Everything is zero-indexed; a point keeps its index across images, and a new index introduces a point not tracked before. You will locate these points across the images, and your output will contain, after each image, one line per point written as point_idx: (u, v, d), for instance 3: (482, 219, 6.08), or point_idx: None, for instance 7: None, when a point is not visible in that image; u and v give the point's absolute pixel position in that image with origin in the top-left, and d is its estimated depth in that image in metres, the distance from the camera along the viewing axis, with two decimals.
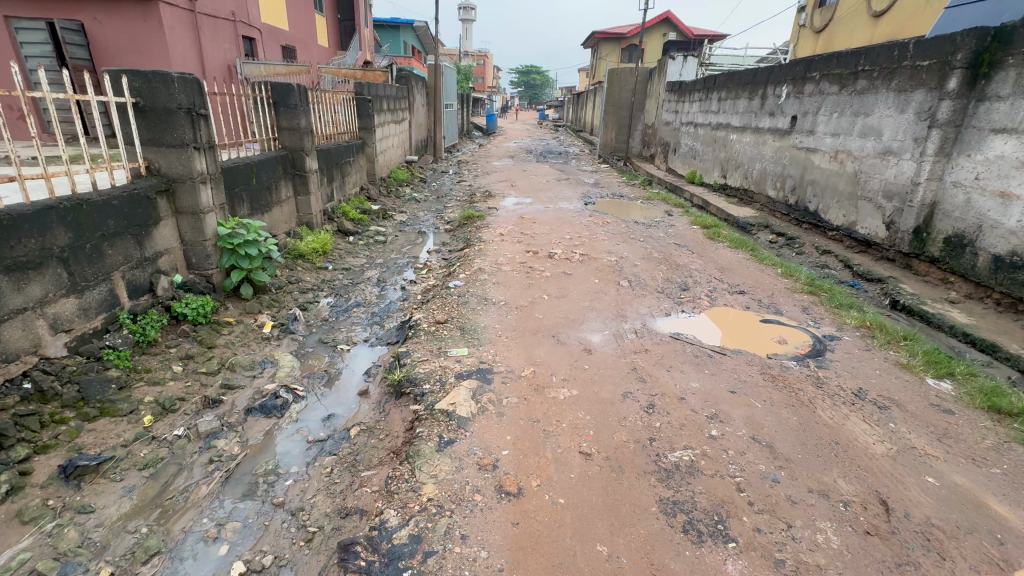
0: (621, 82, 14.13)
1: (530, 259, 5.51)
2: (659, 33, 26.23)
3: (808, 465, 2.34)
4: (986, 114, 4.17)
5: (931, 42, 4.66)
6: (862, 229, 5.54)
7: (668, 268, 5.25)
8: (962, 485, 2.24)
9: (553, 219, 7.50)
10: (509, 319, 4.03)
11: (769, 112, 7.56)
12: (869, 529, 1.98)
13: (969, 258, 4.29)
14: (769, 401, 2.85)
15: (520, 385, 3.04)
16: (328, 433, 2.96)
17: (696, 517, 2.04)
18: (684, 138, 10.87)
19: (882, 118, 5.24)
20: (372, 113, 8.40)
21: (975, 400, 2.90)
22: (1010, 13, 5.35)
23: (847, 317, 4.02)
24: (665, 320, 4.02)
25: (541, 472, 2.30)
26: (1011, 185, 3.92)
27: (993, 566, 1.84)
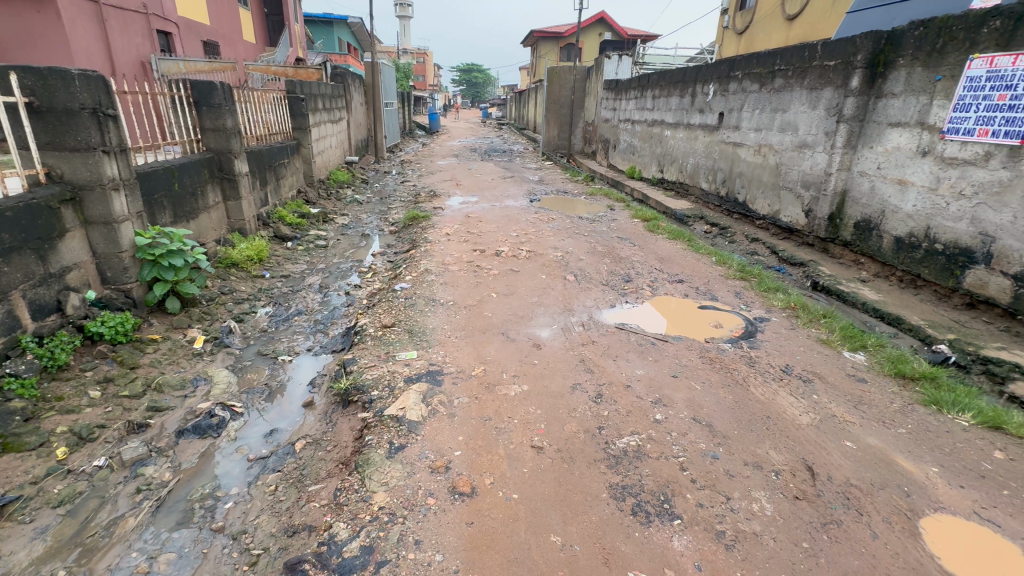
0: (561, 80, 14.36)
1: (477, 257, 5.50)
2: (595, 32, 26.98)
3: (743, 440, 2.49)
4: (884, 110, 4.60)
5: (835, 43, 5.08)
6: (785, 217, 5.96)
7: (612, 261, 5.41)
8: (876, 446, 2.47)
9: (499, 217, 7.54)
10: (458, 319, 4.00)
11: (699, 109, 7.96)
12: (798, 494, 2.14)
13: (875, 241, 4.73)
14: (707, 382, 3.02)
15: (471, 385, 3.03)
16: (270, 449, 2.82)
17: (644, 499, 2.13)
18: (623, 134, 11.23)
19: (797, 114, 5.66)
20: (306, 112, 8.05)
21: (884, 368, 3.21)
22: (901, 19, 5.97)
23: (775, 300, 4.32)
24: (611, 312, 4.15)
25: (494, 469, 2.31)
26: (907, 173, 4.36)
27: (902, 517, 2.04)
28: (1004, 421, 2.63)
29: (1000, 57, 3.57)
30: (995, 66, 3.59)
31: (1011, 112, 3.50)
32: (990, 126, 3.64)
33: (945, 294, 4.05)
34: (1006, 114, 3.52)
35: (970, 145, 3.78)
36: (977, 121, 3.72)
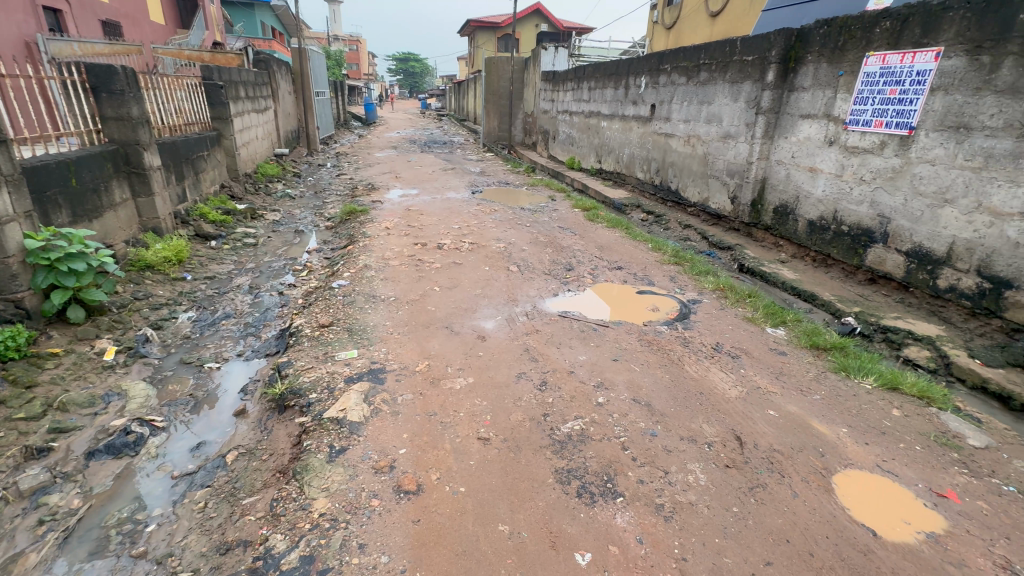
0: (498, 71, 14.37)
1: (418, 251, 5.39)
2: (532, 24, 27.09)
3: (679, 416, 2.62)
4: (796, 102, 4.96)
5: (753, 40, 5.41)
6: (714, 205, 6.31)
7: (554, 251, 5.49)
8: (795, 413, 2.69)
9: (441, 209, 7.42)
10: (400, 315, 3.91)
11: (632, 101, 8.21)
12: (728, 463, 2.29)
13: (792, 224, 5.12)
14: (645, 363, 3.16)
15: (415, 381, 2.97)
16: (198, 464, 2.61)
17: (588, 480, 2.18)
18: (562, 126, 11.38)
19: (721, 106, 5.98)
20: (226, 101, 7.47)
21: (801, 341, 3.49)
22: (808, 18, 6.42)
23: (705, 282, 4.56)
24: (554, 300, 4.21)
25: (440, 464, 2.28)
26: (816, 161, 4.74)
27: (818, 476, 2.23)
28: (900, 381, 2.96)
29: (891, 55, 3.94)
30: (887, 63, 3.96)
31: (901, 105, 3.88)
32: (884, 118, 4.02)
33: (851, 271, 4.46)
34: (896, 106, 3.91)
35: (868, 135, 4.16)
36: (874, 114, 4.10)
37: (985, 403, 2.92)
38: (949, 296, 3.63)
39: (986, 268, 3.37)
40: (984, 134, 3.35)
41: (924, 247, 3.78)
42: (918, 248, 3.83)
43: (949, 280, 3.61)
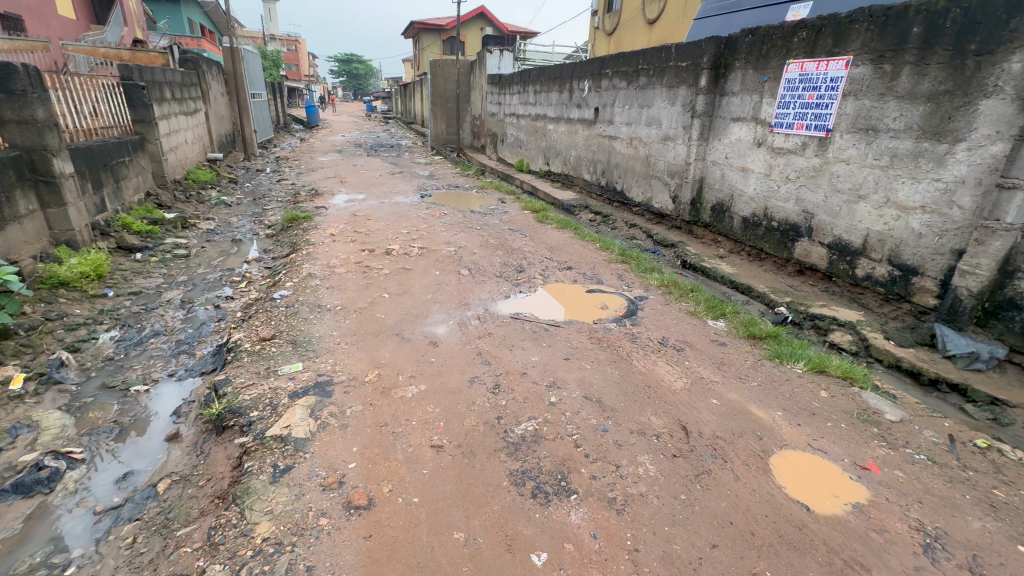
0: (444, 74, 14.15)
1: (366, 257, 5.24)
2: (476, 27, 27.13)
3: (629, 410, 2.70)
4: (727, 106, 5.24)
5: (686, 47, 5.68)
6: (657, 204, 6.56)
7: (505, 253, 5.51)
8: (735, 400, 2.83)
9: (389, 214, 7.26)
10: (347, 324, 3.78)
11: (577, 104, 8.39)
12: (676, 453, 2.37)
13: (728, 221, 5.41)
14: (596, 361, 3.23)
15: (365, 392, 2.88)
16: (125, 496, 2.40)
17: (543, 480, 2.20)
18: (509, 129, 11.46)
19: (660, 110, 6.24)
20: (149, 102, 6.95)
21: (739, 331, 3.69)
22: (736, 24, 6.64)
23: (651, 279, 4.73)
24: (506, 302, 4.22)
25: (392, 476, 2.22)
26: (747, 162, 5.03)
27: (757, 459, 2.36)
28: (826, 364, 3.19)
29: (808, 62, 4.26)
30: (805, 71, 4.28)
31: (818, 109, 4.20)
32: (804, 121, 4.34)
33: (782, 264, 4.77)
34: (815, 110, 4.23)
35: (792, 137, 4.47)
36: (795, 117, 4.41)
37: (899, 380, 3.20)
38: (866, 284, 3.95)
39: (896, 257, 3.70)
40: (889, 135, 3.67)
41: (843, 239, 4.10)
42: (839, 241, 4.15)
43: (865, 269, 3.94)
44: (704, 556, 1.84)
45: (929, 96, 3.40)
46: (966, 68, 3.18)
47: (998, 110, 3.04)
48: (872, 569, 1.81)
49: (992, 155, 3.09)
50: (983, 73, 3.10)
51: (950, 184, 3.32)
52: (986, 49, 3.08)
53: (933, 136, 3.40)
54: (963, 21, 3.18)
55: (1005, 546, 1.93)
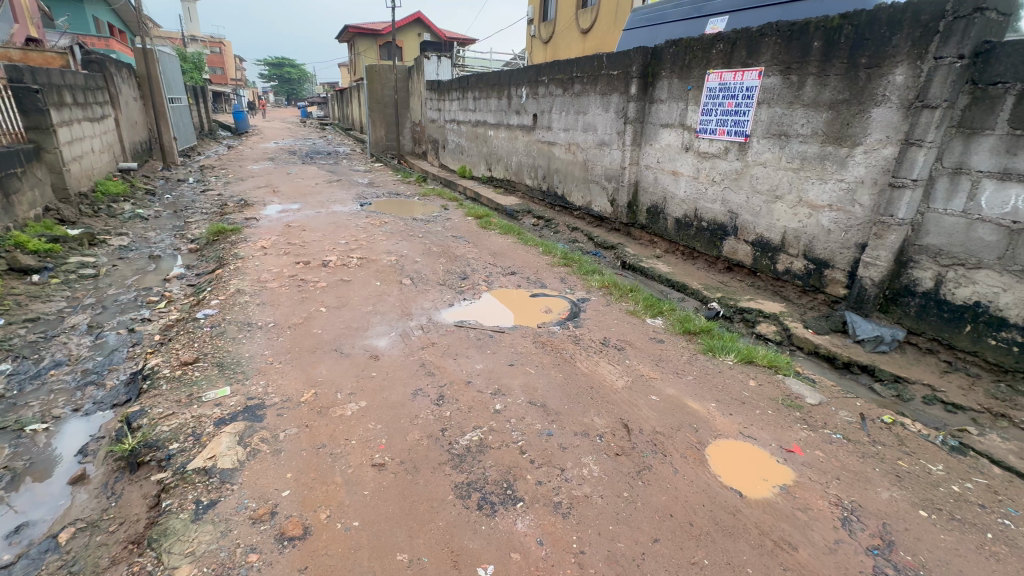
0: (381, 79, 13.86)
1: (300, 270, 4.99)
2: (414, 33, 26.86)
3: (572, 413, 2.73)
4: (656, 113, 5.49)
5: (616, 56, 5.90)
6: (596, 207, 6.75)
7: (447, 260, 5.44)
8: (673, 395, 2.94)
9: (326, 224, 6.98)
10: (280, 342, 3.58)
11: (515, 111, 8.48)
12: (618, 451, 2.42)
13: (662, 223, 5.65)
14: (541, 365, 3.24)
15: (300, 413, 2.73)
16: (16, 553, 2.10)
17: (488, 490, 2.17)
18: (450, 135, 11.40)
19: (595, 116, 6.43)
20: (45, 107, 6.28)
21: (676, 328, 3.85)
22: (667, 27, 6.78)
23: (592, 281, 4.84)
24: (449, 310, 4.16)
25: (330, 501, 2.11)
26: (677, 166, 5.29)
27: (694, 451, 2.46)
28: (754, 355, 3.40)
29: (726, 73, 4.54)
30: (724, 80, 4.56)
31: (737, 116, 4.50)
32: (725, 127, 4.62)
33: (712, 262, 5.04)
34: (734, 117, 4.52)
35: (715, 142, 4.75)
36: (717, 123, 4.69)
37: (818, 365, 3.46)
38: (786, 278, 4.26)
39: (810, 252, 4.02)
40: (798, 140, 3.98)
41: (764, 237, 4.40)
42: (760, 239, 4.44)
43: (785, 264, 4.24)
44: (646, 551, 1.88)
45: (830, 104, 3.72)
46: (859, 79, 3.51)
47: (887, 117, 3.37)
48: (798, 546, 1.93)
49: (885, 157, 3.42)
50: (873, 83, 3.43)
51: (852, 184, 3.64)
52: (874, 62, 3.41)
53: (835, 140, 3.73)
54: (854, 37, 3.51)
55: (909, 512, 2.13)
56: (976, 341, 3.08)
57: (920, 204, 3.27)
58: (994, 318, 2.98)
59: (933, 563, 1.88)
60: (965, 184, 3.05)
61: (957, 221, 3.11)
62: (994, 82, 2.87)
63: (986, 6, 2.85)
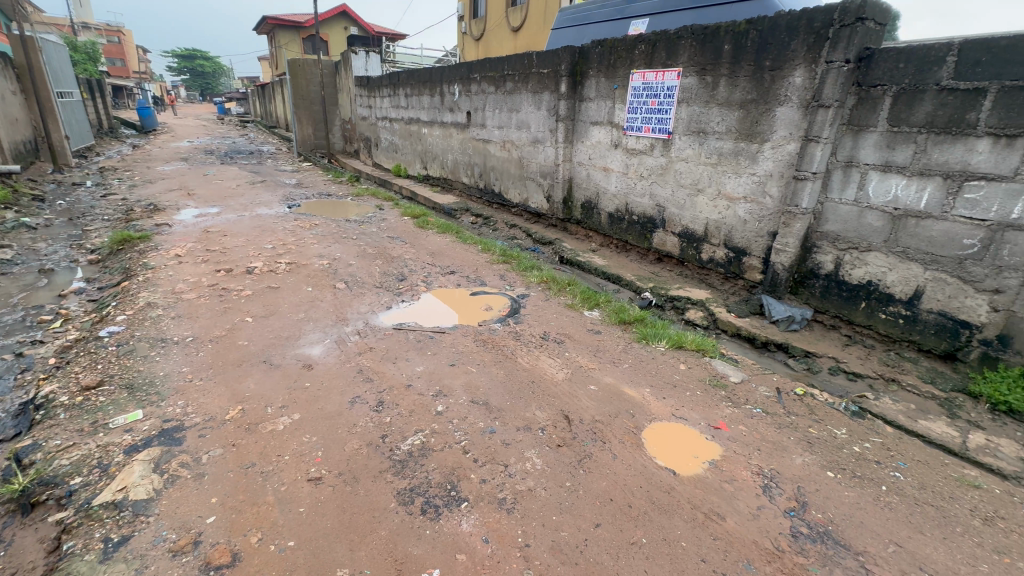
0: (306, 74, 12.89)
1: (221, 279, 4.64)
2: (340, 26, 25.80)
3: (514, 408, 2.75)
4: (586, 111, 5.64)
5: (545, 55, 5.99)
6: (533, 204, 6.84)
7: (384, 262, 5.29)
8: (611, 383, 3.06)
9: (249, 228, 6.54)
10: (201, 357, 3.31)
11: (449, 108, 8.38)
12: (560, 443, 2.48)
13: (596, 217, 5.83)
14: (482, 363, 3.24)
15: (226, 431, 2.55)
16: None
17: (432, 494, 2.14)
18: (383, 132, 11.06)
19: (528, 114, 6.51)
20: None
21: (612, 319, 3.99)
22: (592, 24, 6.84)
23: (531, 277, 4.90)
24: (387, 314, 4.04)
25: (262, 522, 1.98)
26: (607, 162, 5.47)
27: (632, 436, 2.56)
28: (683, 340, 3.59)
29: (648, 73, 4.74)
30: (647, 80, 4.77)
31: (660, 114, 4.72)
32: (650, 125, 4.84)
33: (644, 254, 5.27)
34: (658, 115, 4.74)
35: (642, 139, 4.96)
36: (643, 121, 4.91)
37: (741, 346, 3.73)
38: (710, 266, 4.54)
39: (730, 241, 4.31)
40: (715, 137, 4.25)
41: (689, 229, 4.67)
42: (686, 230, 4.71)
43: (708, 253, 4.52)
44: (588, 537, 1.94)
45: (741, 104, 4.00)
46: (764, 80, 3.81)
47: (790, 116, 3.68)
48: (726, 516, 2.07)
49: (789, 152, 3.73)
50: (776, 85, 3.73)
51: (763, 177, 3.94)
52: (776, 65, 3.71)
53: (746, 137, 4.01)
54: (759, 41, 3.79)
55: (819, 474, 2.35)
56: (870, 316, 3.45)
57: (820, 194, 3.61)
58: (883, 295, 3.36)
59: (839, 518, 2.09)
60: (855, 176, 3.40)
61: (851, 210, 3.46)
62: (875, 84, 3.21)
63: (865, 16, 3.18)
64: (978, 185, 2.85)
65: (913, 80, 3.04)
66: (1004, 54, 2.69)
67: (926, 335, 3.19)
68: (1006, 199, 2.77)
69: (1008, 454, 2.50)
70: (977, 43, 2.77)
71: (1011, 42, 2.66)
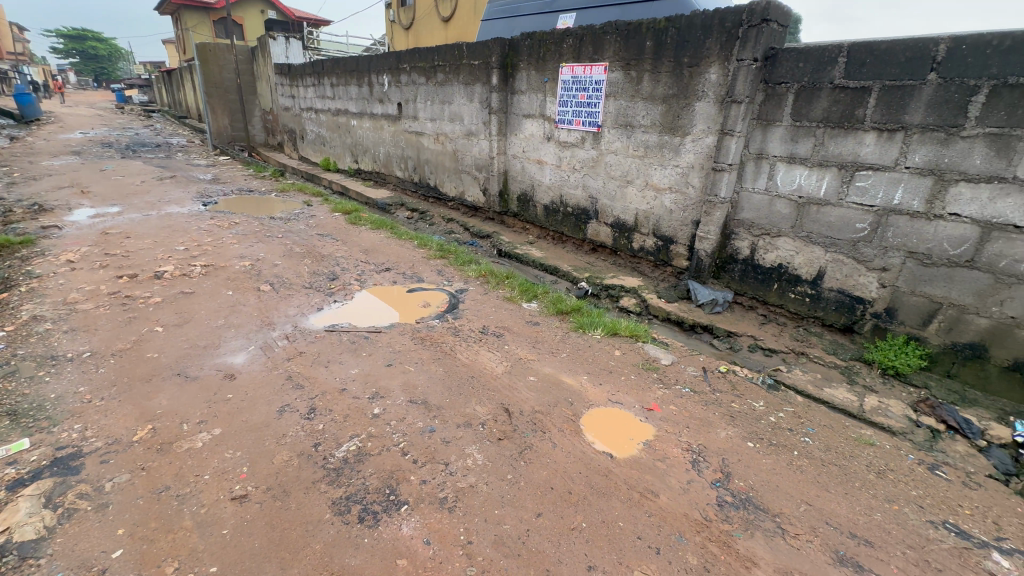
0: (218, 60, 11.96)
1: (124, 286, 4.19)
2: (255, 9, 24.07)
3: (454, 405, 2.72)
4: (517, 103, 5.65)
5: (475, 46, 5.91)
6: (469, 197, 6.78)
7: (313, 261, 5.02)
8: (550, 373, 3.10)
9: (158, 228, 5.96)
10: (102, 373, 2.97)
11: (378, 99, 8.08)
12: (500, 436, 2.48)
13: (532, 210, 5.88)
14: (420, 361, 3.17)
15: (135, 454, 2.31)
16: None
17: (369, 500, 2.06)
18: (309, 124, 10.47)
19: (460, 106, 6.42)
20: None
21: (550, 310, 4.04)
22: (522, 16, 6.81)
23: (469, 271, 4.86)
24: (318, 315, 3.83)
25: (178, 550, 1.82)
26: (541, 155, 5.52)
27: (571, 424, 2.62)
28: (617, 327, 3.71)
29: (577, 67, 4.83)
30: (575, 74, 4.85)
31: (589, 107, 4.82)
32: (580, 118, 4.94)
33: (579, 244, 5.40)
34: (587, 109, 4.84)
35: (573, 131, 5.05)
36: (573, 114, 4.99)
37: (671, 329, 3.92)
38: (642, 255, 4.73)
39: (658, 230, 4.51)
40: (641, 130, 4.41)
41: (620, 219, 4.83)
42: (617, 220, 4.87)
43: (639, 242, 4.71)
44: (530, 527, 1.96)
45: (664, 99, 4.18)
46: (683, 76, 3.99)
47: (707, 110, 3.89)
48: (658, 493, 2.17)
49: (707, 145, 3.95)
50: (694, 81, 3.93)
51: (685, 168, 4.15)
52: (694, 61, 3.90)
53: (669, 130, 4.20)
54: (677, 38, 3.96)
55: (741, 445, 2.53)
56: (782, 296, 3.77)
57: (736, 184, 3.86)
58: (792, 276, 3.67)
59: (758, 484, 2.26)
60: (765, 167, 3.67)
61: (762, 198, 3.73)
62: (779, 82, 3.47)
63: (769, 17, 3.41)
64: (866, 175, 3.16)
65: (811, 78, 3.31)
66: (884, 57, 2.99)
67: (828, 311, 3.52)
68: (889, 186, 3.08)
69: (896, 413, 2.83)
70: (862, 46, 3.07)
71: (890, 46, 2.96)
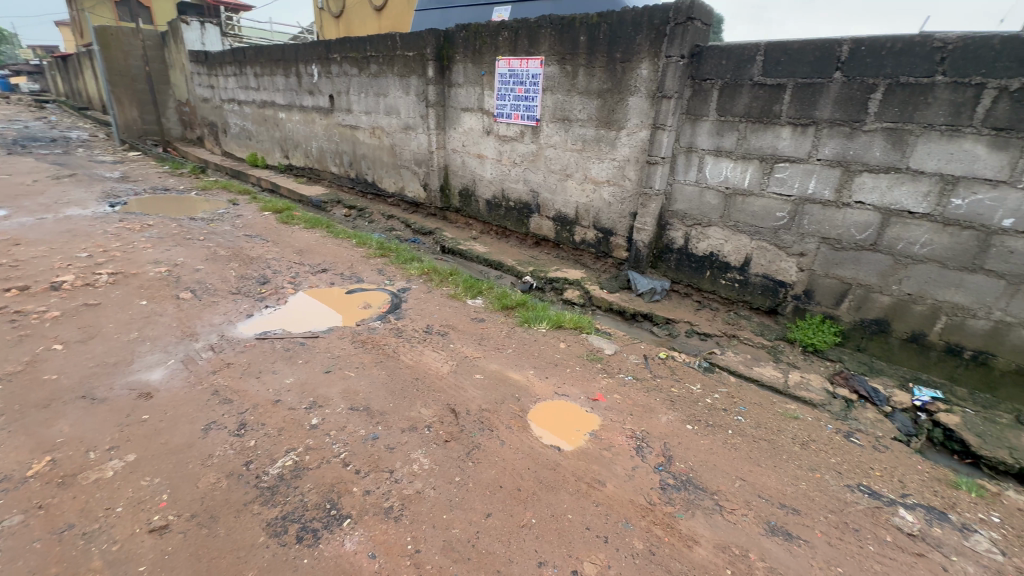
0: (122, 45, 10.82)
1: (13, 300, 3.70)
2: None
3: (398, 409, 2.63)
4: (455, 97, 5.54)
5: (409, 36, 5.72)
6: (409, 193, 6.60)
7: (240, 264, 4.68)
8: (497, 370, 3.08)
9: (55, 233, 5.32)
10: None
11: (308, 91, 7.65)
12: (447, 438, 2.42)
13: (474, 205, 5.82)
14: (361, 366, 3.04)
15: (29, 492, 2.03)
16: None
17: (308, 518, 1.95)
18: (231, 117, 9.75)
19: (396, 99, 6.21)
20: None
21: (495, 306, 4.01)
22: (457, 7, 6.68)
23: (411, 269, 4.73)
24: (248, 323, 3.57)
25: None
26: (481, 149, 5.46)
27: (519, 420, 2.61)
28: (562, 320, 3.75)
29: (513, 60, 4.80)
30: (512, 67, 4.82)
31: (527, 101, 4.81)
32: (519, 112, 4.92)
33: (523, 238, 5.41)
34: (525, 103, 4.83)
35: (512, 125, 5.03)
36: (512, 108, 4.97)
37: (614, 319, 4.02)
38: (583, 247, 4.81)
39: (598, 223, 4.60)
40: (578, 124, 4.47)
41: (562, 212, 4.88)
42: (559, 214, 4.92)
43: (580, 234, 4.78)
44: (480, 529, 1.93)
45: (599, 93, 4.24)
46: (617, 72, 4.07)
47: (640, 105, 3.99)
48: (605, 482, 2.22)
49: (641, 139, 4.06)
50: (627, 76, 4.02)
51: (621, 162, 4.25)
52: (626, 57, 3.99)
53: (605, 125, 4.28)
54: (609, 34, 4.03)
55: (681, 428, 2.63)
56: (714, 282, 3.96)
57: (669, 177, 4.00)
58: (723, 263, 3.86)
59: (697, 465, 2.36)
60: (694, 160, 3.82)
61: (693, 190, 3.89)
62: (705, 79, 3.63)
63: (694, 16, 3.54)
64: (784, 167, 3.38)
65: (733, 75, 3.48)
66: (796, 56, 3.20)
67: (755, 295, 3.75)
68: (804, 177, 3.32)
69: (816, 387, 3.06)
70: (777, 45, 3.26)
71: (801, 46, 3.16)
